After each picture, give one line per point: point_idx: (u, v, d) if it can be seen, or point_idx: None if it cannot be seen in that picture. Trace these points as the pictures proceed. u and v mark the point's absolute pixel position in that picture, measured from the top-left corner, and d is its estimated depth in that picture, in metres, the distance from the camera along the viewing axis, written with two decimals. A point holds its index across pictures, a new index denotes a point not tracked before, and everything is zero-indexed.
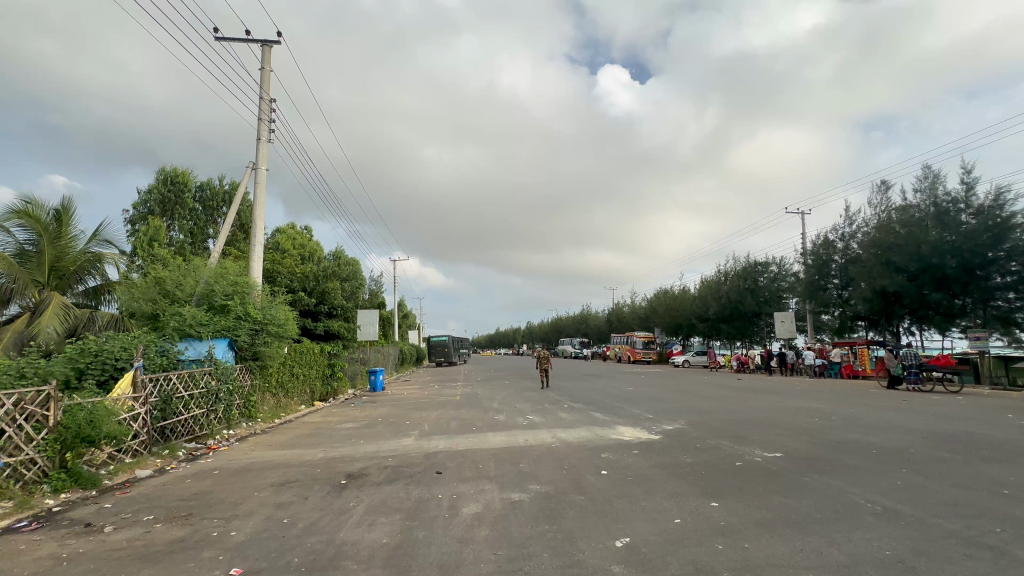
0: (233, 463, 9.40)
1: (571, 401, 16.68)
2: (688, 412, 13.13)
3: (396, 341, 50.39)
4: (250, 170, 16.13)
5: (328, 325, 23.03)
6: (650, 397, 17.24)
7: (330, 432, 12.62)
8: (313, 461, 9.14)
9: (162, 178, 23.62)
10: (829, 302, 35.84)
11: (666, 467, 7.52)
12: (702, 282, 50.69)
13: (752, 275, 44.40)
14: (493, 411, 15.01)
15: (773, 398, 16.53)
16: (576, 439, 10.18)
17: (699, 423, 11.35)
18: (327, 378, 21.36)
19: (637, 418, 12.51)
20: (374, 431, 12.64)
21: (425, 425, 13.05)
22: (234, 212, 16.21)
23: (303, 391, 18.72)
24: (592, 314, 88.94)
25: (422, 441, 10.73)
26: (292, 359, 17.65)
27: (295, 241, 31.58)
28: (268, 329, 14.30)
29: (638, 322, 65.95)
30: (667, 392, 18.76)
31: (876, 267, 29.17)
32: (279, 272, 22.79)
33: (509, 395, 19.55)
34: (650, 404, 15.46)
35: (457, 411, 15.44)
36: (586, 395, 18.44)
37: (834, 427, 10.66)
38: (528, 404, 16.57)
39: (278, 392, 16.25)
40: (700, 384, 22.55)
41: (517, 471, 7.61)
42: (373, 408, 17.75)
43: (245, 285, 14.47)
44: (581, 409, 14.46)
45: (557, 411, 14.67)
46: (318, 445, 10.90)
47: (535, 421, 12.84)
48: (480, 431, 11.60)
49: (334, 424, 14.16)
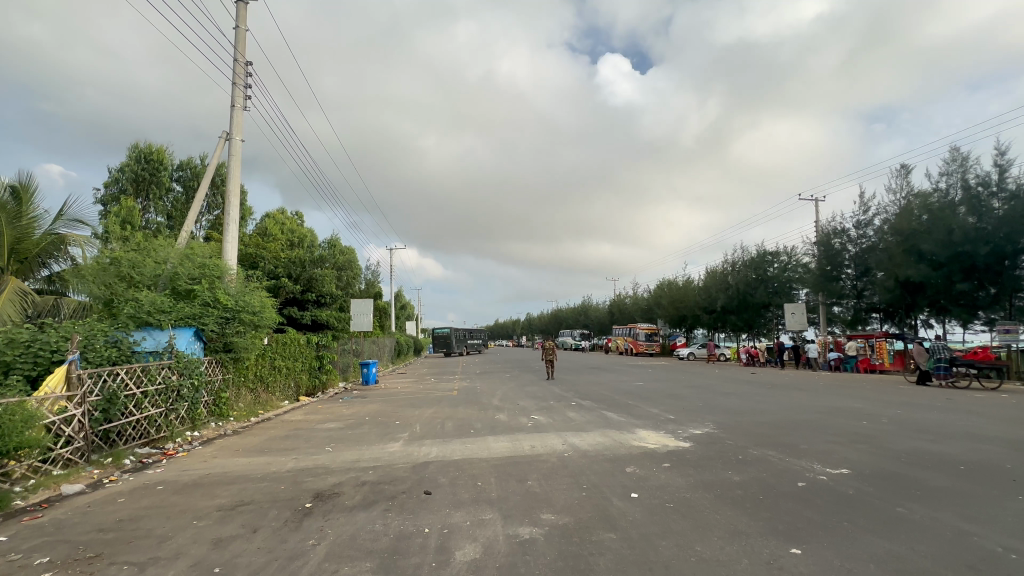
0: (183, 476, 7.88)
1: (579, 397, 15.18)
2: (713, 413, 11.64)
3: (393, 332, 48.90)
4: (223, 141, 14.46)
5: (316, 314, 21.42)
6: (665, 394, 15.72)
7: (308, 434, 11.11)
8: (278, 475, 7.62)
9: (136, 155, 22.05)
10: (843, 293, 34.26)
11: (711, 488, 6.02)
12: (708, 273, 49.13)
13: (761, 264, 42.77)
14: (494, 410, 13.53)
15: (801, 395, 15.04)
16: (592, 446, 8.69)
17: (731, 426, 9.85)
18: (314, 371, 19.87)
19: (656, 419, 11.04)
20: (359, 432, 11.13)
21: (416, 425, 11.54)
22: (205, 187, 14.57)
23: (287, 385, 17.24)
24: (593, 305, 87.43)
25: (411, 447, 9.22)
26: (273, 352, 16.13)
27: (282, 226, 30.03)
28: (241, 318, 12.72)
29: (641, 313, 64.47)
30: (682, 388, 17.28)
31: (899, 256, 27.52)
32: (262, 256, 21.26)
33: (510, 391, 18.07)
34: (667, 401, 14.00)
35: (453, 409, 13.95)
36: (595, 391, 16.96)
37: (888, 431, 9.21)
38: (532, 401, 15.06)
39: (256, 387, 14.75)
40: (714, 379, 21.09)
41: (524, 492, 6.10)
42: (362, 405, 16.21)
43: (215, 269, 12.85)
44: (592, 408, 12.94)
45: (564, 409, 13.13)
46: (290, 451, 9.37)
47: (541, 422, 11.37)
48: (479, 435, 10.11)
49: (315, 424, 12.64)
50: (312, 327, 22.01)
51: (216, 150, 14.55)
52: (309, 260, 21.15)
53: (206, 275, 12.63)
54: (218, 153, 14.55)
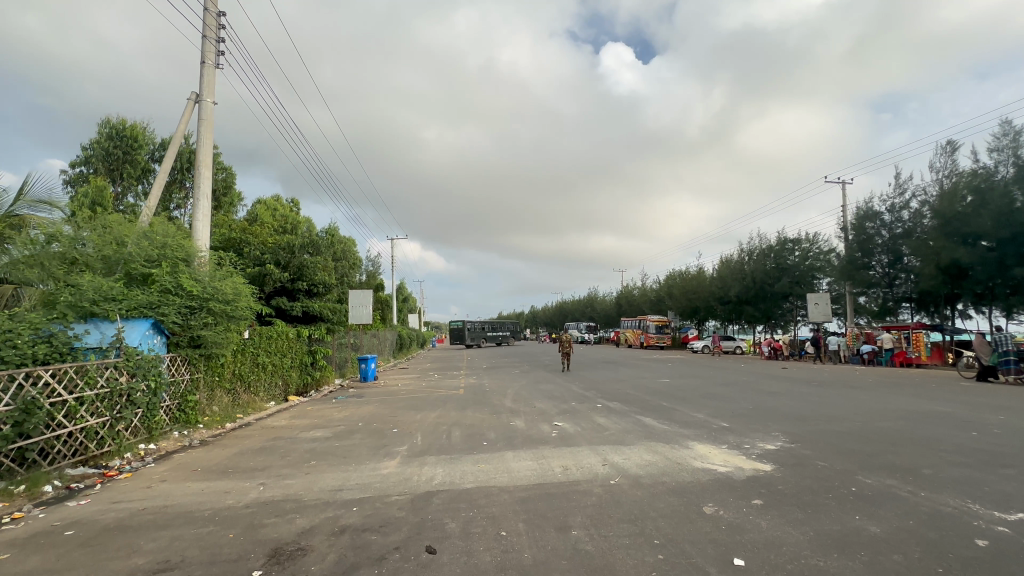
0: (109, 513, 5.96)
1: (604, 399, 13.20)
2: (775, 419, 9.64)
3: (395, 325, 47.14)
4: (192, 103, 12.51)
5: (307, 305, 19.40)
6: (702, 394, 13.73)
7: (288, 447, 9.19)
8: (231, 514, 5.69)
9: (108, 132, 20.86)
10: (874, 282, 32.13)
11: (850, 550, 4.07)
12: (723, 262, 47.02)
13: (781, 253, 40.40)
14: (508, 414, 11.59)
15: (859, 395, 13.06)
16: (643, 467, 6.74)
17: (811, 439, 7.88)
18: (305, 366, 18.04)
19: (709, 427, 9.07)
20: (349, 444, 9.21)
21: (417, 435, 9.62)
22: (172, 157, 12.58)
23: (273, 384, 15.39)
24: (600, 297, 85.50)
25: (410, 468, 7.28)
26: (256, 347, 14.26)
27: (275, 212, 28.39)
28: (210, 308, 10.77)
29: (650, 305, 62.50)
30: (717, 386, 15.35)
31: (942, 240, 25.61)
32: (248, 242, 19.33)
33: (522, 389, 16.15)
34: (709, 403, 12.02)
35: (461, 413, 12.02)
36: (619, 391, 15.00)
37: (1016, 446, 7.23)
38: (549, 402, 13.12)
39: (234, 387, 12.90)
40: (746, 375, 19.10)
41: (571, 556, 4.15)
42: (357, 407, 14.27)
43: (179, 250, 10.89)
44: (625, 413, 10.95)
45: (591, 414, 11.15)
46: (259, 472, 7.48)
47: (567, 430, 9.44)
48: (495, 449, 8.18)
49: (298, 433, 10.70)
50: (304, 320, 20.01)
51: (183, 115, 12.58)
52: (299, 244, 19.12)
53: (167, 257, 10.67)
54: (185, 119, 12.57)
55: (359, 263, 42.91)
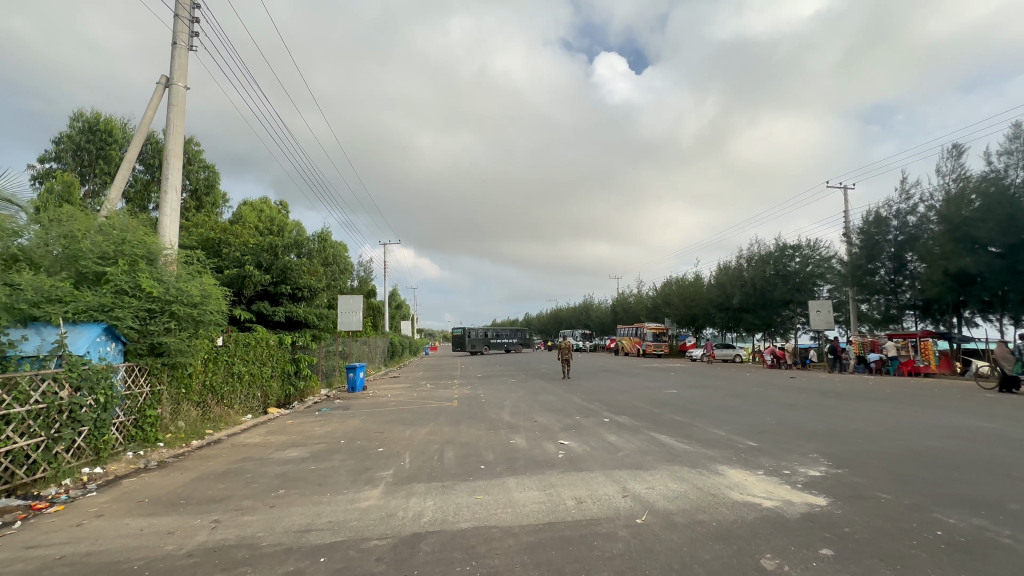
0: (13, 565, 4.76)
1: (611, 413, 12.14)
2: (807, 438, 8.62)
3: (386, 331, 45.93)
4: (161, 88, 11.41)
5: (290, 310, 18.19)
6: (715, 407, 12.71)
7: (256, 472, 7.99)
8: (166, 567, 4.53)
9: (82, 126, 19.82)
10: (879, 289, 31.51)
11: None
12: (721, 269, 46.27)
13: (781, 259, 39.66)
14: (507, 430, 10.47)
15: (886, 408, 12.07)
16: (672, 501, 5.65)
17: (858, 463, 6.85)
18: (287, 375, 16.87)
19: (736, 448, 8.01)
20: (326, 467, 8.04)
21: (405, 456, 8.48)
22: (138, 147, 11.42)
23: (250, 395, 14.19)
24: (595, 304, 84.67)
25: (394, 501, 6.13)
26: (232, 355, 13.10)
27: (261, 214, 27.22)
28: (173, 312, 9.58)
29: (647, 313, 61.73)
30: (728, 398, 14.36)
31: (951, 246, 25.00)
32: (228, 242, 18.12)
33: (521, 401, 15.06)
34: (727, 418, 10.96)
35: (455, 428, 10.91)
36: (624, 403, 13.95)
37: None
38: (551, 416, 12.02)
39: (203, 399, 11.74)
40: (756, 385, 18.10)
41: None
42: (340, 422, 13.06)
43: (139, 247, 9.71)
44: (637, 430, 9.88)
45: (599, 431, 10.07)
46: (216, 505, 6.30)
47: (576, 450, 8.34)
48: (495, 474, 7.05)
49: (272, 452, 9.52)
50: (287, 326, 18.82)
51: (152, 100, 11.46)
52: (281, 245, 17.84)
53: (125, 254, 9.46)
54: (154, 105, 11.45)
55: (350, 268, 41.68)
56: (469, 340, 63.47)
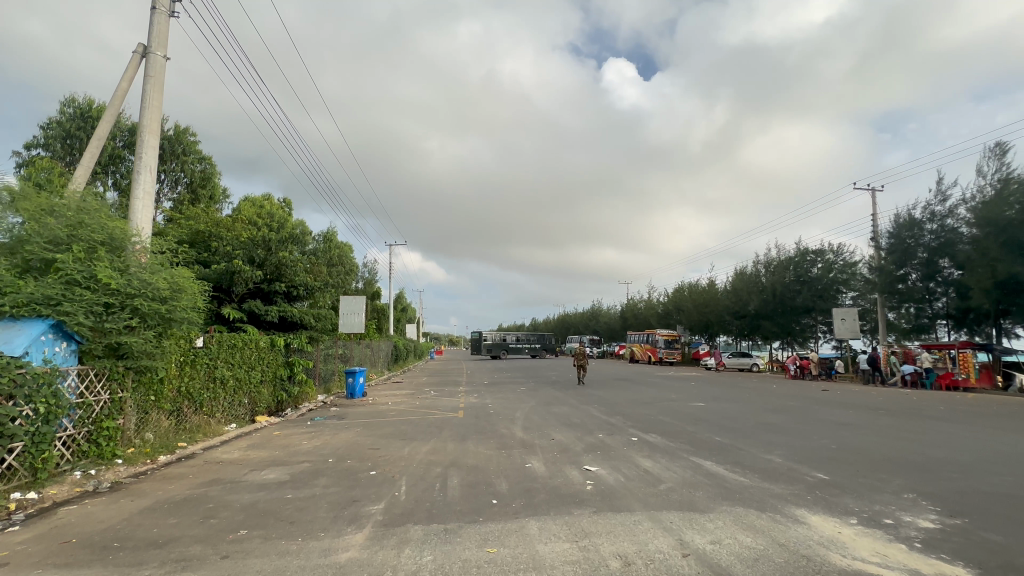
0: None
1: (637, 430, 10.69)
2: (888, 470, 7.09)
3: (390, 334, 44.59)
4: (137, 57, 10.22)
5: (284, 310, 16.85)
6: (755, 425, 11.21)
7: (218, 502, 6.59)
8: None
9: (70, 110, 18.72)
10: (911, 296, 29.71)
11: None
12: (737, 274, 44.57)
13: (802, 265, 37.90)
14: (520, 450, 9.01)
15: (956, 430, 10.49)
16: (754, 567, 4.18)
17: (979, 512, 5.32)
18: (279, 380, 15.57)
19: (808, 482, 6.49)
20: (305, 497, 6.62)
21: (401, 483, 7.04)
22: (110, 122, 10.19)
23: (235, 403, 12.88)
24: (603, 309, 83.05)
25: (381, 554, 4.70)
26: (214, 358, 11.82)
27: (261, 209, 26.06)
28: (136, 307, 8.25)
29: (657, 319, 60.09)
30: (765, 414, 12.84)
31: (996, 250, 23.30)
32: (219, 234, 16.83)
33: (533, 414, 13.60)
34: (777, 440, 9.41)
35: (461, 446, 9.47)
36: (649, 417, 12.48)
37: None
38: (569, 433, 10.56)
39: (178, 406, 10.48)
40: (790, 398, 16.50)
41: None
42: (332, 434, 11.65)
43: (100, 232, 8.36)
44: (673, 453, 8.42)
45: (628, 453, 8.59)
46: (153, 554, 4.91)
47: (608, 481, 6.88)
48: (513, 515, 5.60)
49: (247, 473, 8.15)
50: (281, 327, 17.48)
51: (127, 71, 10.29)
52: (276, 239, 16.46)
53: (81, 239, 8.12)
54: (129, 75, 10.24)
55: (355, 269, 40.53)
56: (488, 342, 62.94)
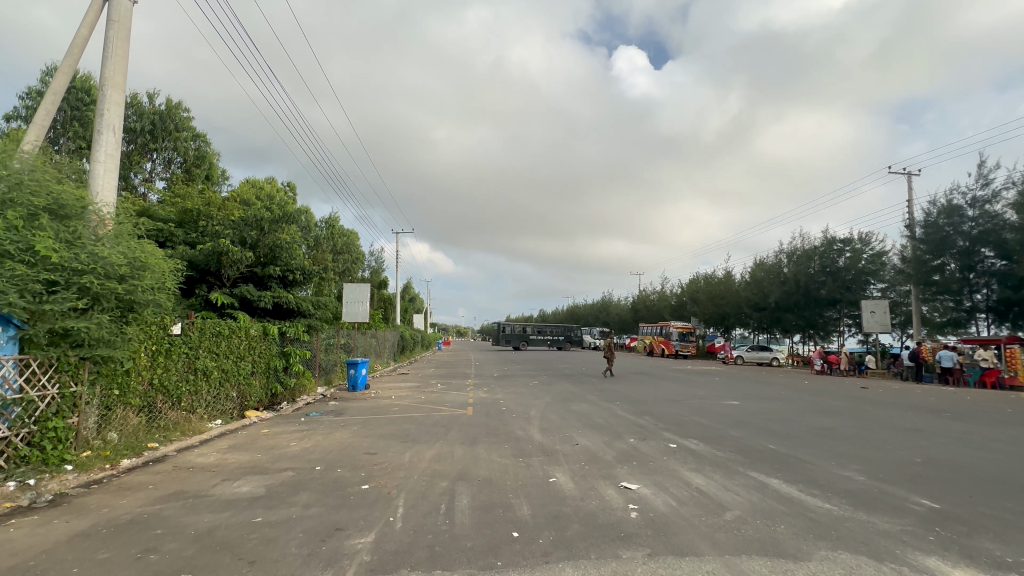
0: None
1: (673, 434, 9.26)
2: (1009, 496, 5.61)
3: (397, 324, 43.52)
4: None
5: (279, 296, 15.48)
6: (808, 429, 9.73)
7: (169, 526, 5.29)
8: None
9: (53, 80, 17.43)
10: (948, 288, 27.82)
11: None
12: (758, 265, 42.74)
13: (829, 254, 35.92)
14: (542, 460, 7.61)
15: None
16: None
17: None
18: (273, 372, 14.33)
19: (919, 515, 5.04)
20: (278, 523, 5.30)
21: (398, 504, 5.70)
22: (68, 75, 8.87)
23: (221, 396, 11.66)
24: (614, 301, 81.36)
25: None
26: (193, 347, 10.57)
27: (260, 192, 24.74)
28: (85, 286, 6.90)
29: (671, 311, 58.48)
30: (813, 415, 11.32)
31: None
32: (209, 213, 15.48)
33: (550, 413, 12.21)
34: (846, 451, 7.91)
35: (471, 452, 8.10)
36: (683, 418, 11.03)
37: None
38: (595, 437, 9.14)
39: (150, 401, 9.28)
40: (833, 398, 14.92)
41: None
42: (326, 433, 10.35)
43: (44, 195, 7.00)
44: (727, 466, 6.98)
45: (672, 465, 7.17)
46: None
47: (657, 506, 5.48)
48: (542, 559, 4.21)
49: (218, 485, 6.84)
50: (277, 315, 16.13)
51: (88, 14, 8.92)
52: (268, 219, 15.07)
53: (19, 203, 6.71)
54: (90, 20, 8.88)
55: (361, 257, 39.30)
56: (503, 332, 61.83)
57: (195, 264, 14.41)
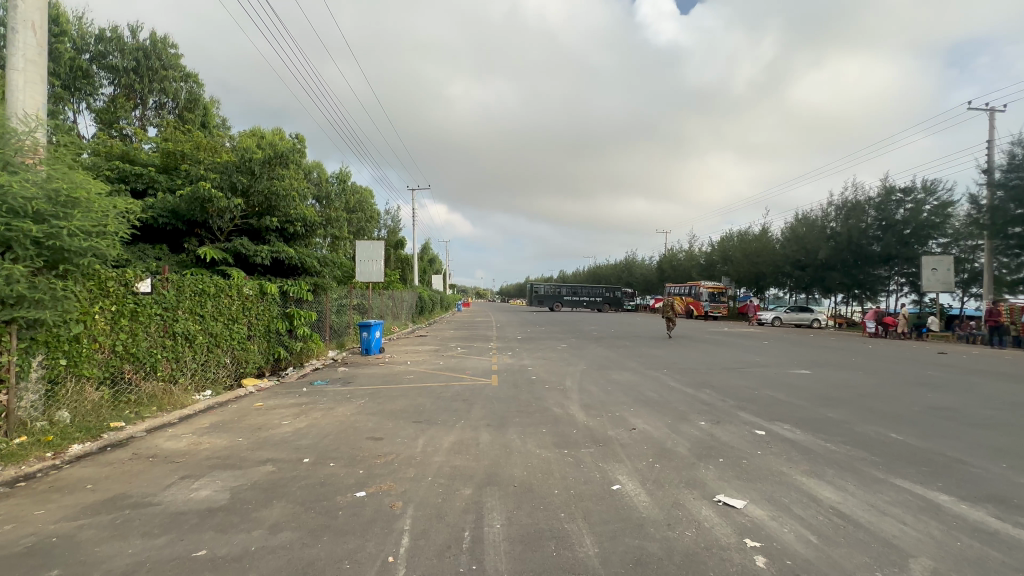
0: None
1: (753, 416, 7.34)
2: None
3: (415, 284, 42.16)
4: None
5: (278, 251, 13.69)
6: (923, 410, 7.69)
7: (74, 564, 3.65)
8: None
9: None
10: None
11: None
12: (801, 219, 39.39)
13: (887, 206, 32.45)
14: (594, 455, 5.76)
15: None
16: None
17: None
18: (274, 335, 12.80)
19: None
20: (229, 561, 3.61)
21: (403, 531, 3.96)
22: None
23: (211, 364, 10.16)
24: (638, 262, 78.47)
25: None
26: (170, 308, 8.95)
27: (262, 140, 22.73)
28: None
29: (700, 270, 55.64)
30: (914, 390, 9.23)
31: None
32: (195, 156, 13.57)
33: (588, 383, 10.38)
34: (1005, 445, 5.88)
35: (502, 439, 6.34)
36: (753, 392, 9.06)
37: None
38: (655, 419, 7.29)
39: (115, 372, 7.76)
40: (920, 367, 12.70)
41: None
42: (327, 409, 8.74)
43: None
44: (857, 470, 5.05)
45: (776, 465, 5.26)
46: None
47: (791, 544, 3.60)
48: None
49: (173, 485, 5.21)
50: (278, 272, 14.46)
51: None
52: (259, 161, 13.11)
53: None
54: None
55: (376, 216, 37.46)
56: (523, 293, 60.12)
57: (180, 215, 12.67)
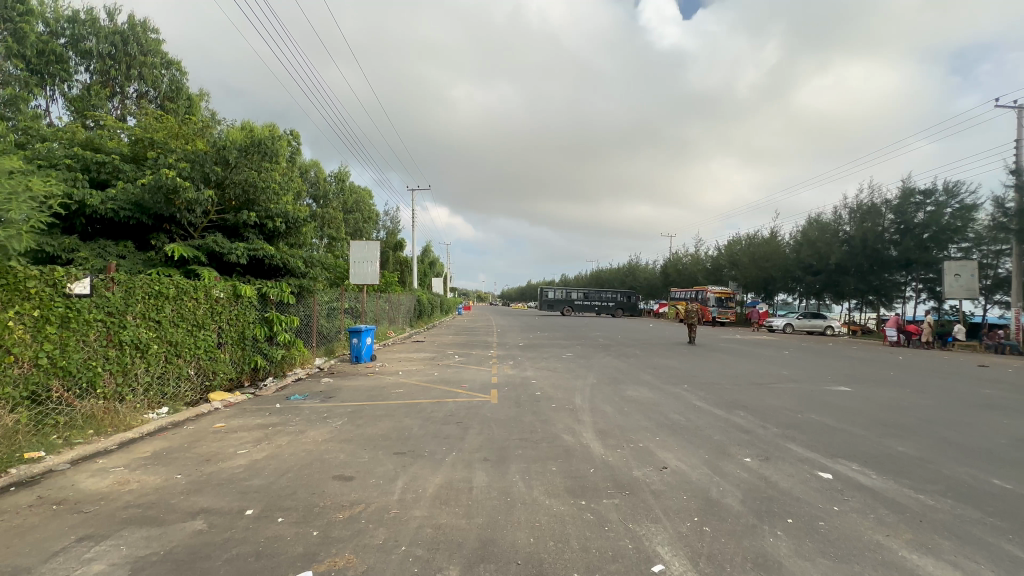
0: None
1: (808, 451, 6.00)
2: None
3: (414, 287, 40.89)
4: None
5: (257, 250, 12.42)
6: (1011, 443, 6.34)
7: None
8: None
9: None
10: None
11: None
12: (814, 222, 38.01)
13: (906, 208, 31.03)
14: (620, 509, 4.43)
15: None
16: None
17: None
18: (250, 342, 11.51)
19: None
20: None
21: None
22: None
23: (171, 376, 8.87)
24: (641, 266, 77.09)
25: None
26: (116, 312, 7.68)
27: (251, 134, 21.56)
28: None
29: (706, 275, 54.24)
30: (984, 415, 7.87)
31: None
32: (166, 143, 12.37)
33: (601, 401, 9.06)
34: None
35: (501, 484, 5.01)
36: (797, 416, 7.72)
37: None
38: (690, 453, 5.95)
39: (37, 389, 6.47)
40: (970, 383, 11.32)
41: None
42: (296, 433, 7.41)
43: None
44: (982, 543, 3.71)
45: (867, 532, 3.93)
46: None
47: None
48: None
49: (61, 553, 3.89)
50: (258, 272, 13.22)
51: None
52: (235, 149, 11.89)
53: None
54: None
55: (374, 216, 36.24)
56: None
57: (145, 209, 11.43)
